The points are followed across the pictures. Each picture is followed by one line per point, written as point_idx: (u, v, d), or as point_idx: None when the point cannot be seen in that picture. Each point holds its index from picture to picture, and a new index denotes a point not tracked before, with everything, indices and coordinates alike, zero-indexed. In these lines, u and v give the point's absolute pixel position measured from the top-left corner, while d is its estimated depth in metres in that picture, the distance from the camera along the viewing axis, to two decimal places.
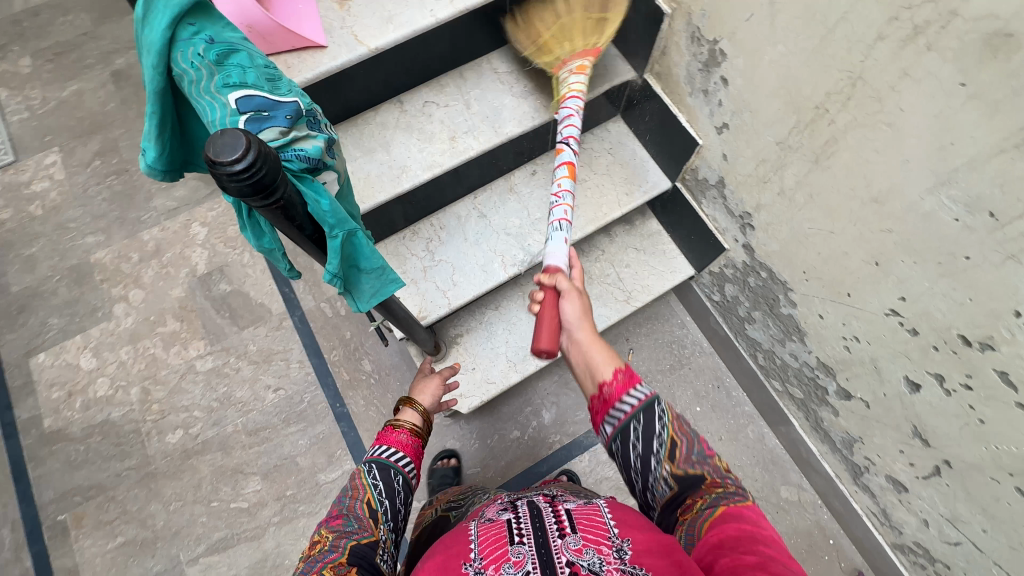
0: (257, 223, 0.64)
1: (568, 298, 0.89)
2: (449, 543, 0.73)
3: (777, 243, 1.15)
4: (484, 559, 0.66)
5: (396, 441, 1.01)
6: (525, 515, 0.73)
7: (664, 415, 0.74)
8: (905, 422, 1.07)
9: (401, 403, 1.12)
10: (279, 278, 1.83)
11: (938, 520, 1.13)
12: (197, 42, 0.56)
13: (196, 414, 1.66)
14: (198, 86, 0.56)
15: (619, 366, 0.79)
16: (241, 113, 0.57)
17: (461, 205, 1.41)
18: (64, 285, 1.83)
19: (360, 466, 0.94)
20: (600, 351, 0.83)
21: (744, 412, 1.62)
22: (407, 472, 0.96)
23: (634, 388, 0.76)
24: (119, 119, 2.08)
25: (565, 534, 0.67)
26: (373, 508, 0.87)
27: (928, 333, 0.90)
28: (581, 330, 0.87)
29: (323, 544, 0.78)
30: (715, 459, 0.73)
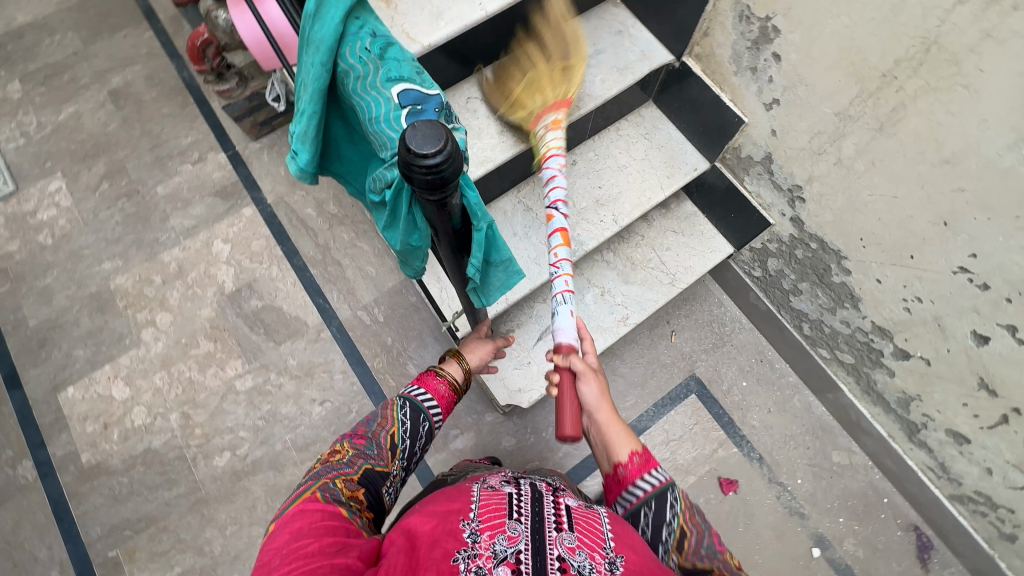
0: (409, 219, 0.64)
1: (589, 379, 0.88)
2: (449, 496, 0.73)
3: (831, 213, 1.19)
4: (481, 522, 0.67)
5: (434, 388, 0.99)
6: (527, 496, 0.73)
7: (676, 504, 0.78)
8: (970, 375, 1.10)
9: (448, 355, 1.09)
10: (311, 289, 1.80)
11: (1003, 467, 1.18)
12: (364, 40, 0.65)
13: (242, 434, 1.62)
14: (365, 80, 0.64)
15: (636, 450, 0.82)
16: (401, 106, 0.64)
17: (506, 200, 1.41)
18: (85, 315, 1.77)
19: (394, 398, 0.94)
20: (617, 433, 0.84)
21: (789, 383, 1.66)
22: (433, 420, 0.96)
23: (650, 471, 0.80)
24: (123, 139, 2.00)
25: (562, 530, 0.67)
26: (395, 442, 0.89)
27: (1001, 286, 0.94)
28: (602, 412, 0.86)
29: (341, 456, 0.82)
30: (725, 555, 0.76)
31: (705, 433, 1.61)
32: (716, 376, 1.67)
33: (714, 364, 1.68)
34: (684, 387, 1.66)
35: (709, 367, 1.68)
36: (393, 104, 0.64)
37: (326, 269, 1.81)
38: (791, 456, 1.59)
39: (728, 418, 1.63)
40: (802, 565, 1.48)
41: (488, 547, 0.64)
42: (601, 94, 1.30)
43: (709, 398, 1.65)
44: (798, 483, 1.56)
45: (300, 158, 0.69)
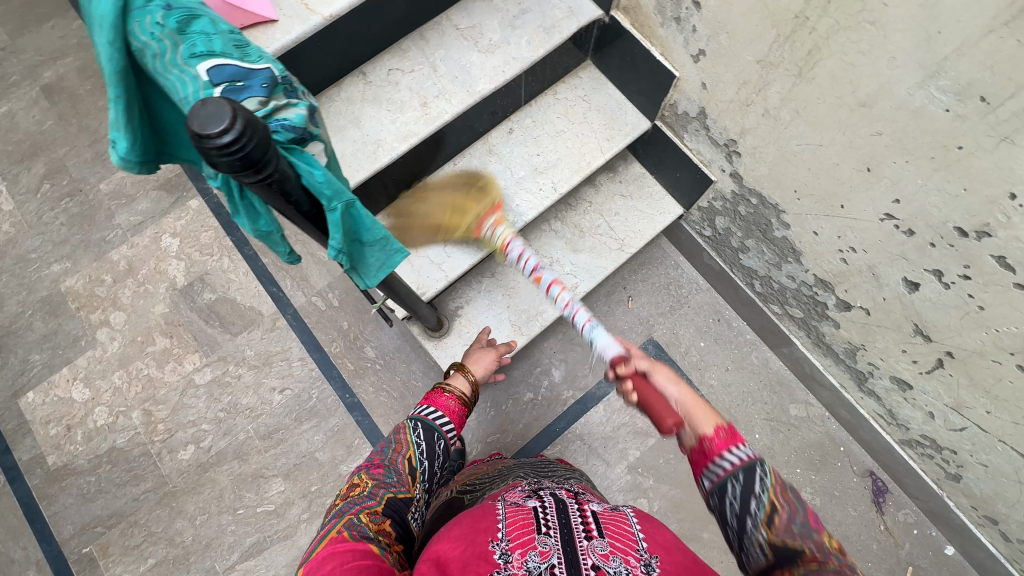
0: (251, 204, 0.63)
1: (659, 372, 0.89)
2: (476, 516, 0.72)
3: (765, 167, 1.15)
4: (512, 540, 0.65)
5: (444, 405, 1.04)
6: (552, 506, 0.73)
7: (767, 480, 0.67)
8: (906, 322, 1.10)
9: (453, 369, 1.15)
10: (264, 278, 1.77)
11: (943, 410, 1.18)
12: (154, 11, 0.58)
13: (205, 427, 1.63)
14: (163, 58, 0.58)
15: (721, 424, 0.73)
16: (212, 85, 0.59)
17: (442, 174, 1.37)
18: (38, 319, 1.75)
19: (405, 422, 0.97)
20: (700, 412, 0.77)
21: (747, 340, 1.65)
22: (448, 437, 0.99)
23: (736, 446, 0.70)
24: (60, 137, 1.94)
25: (592, 536, 0.66)
26: (413, 466, 0.90)
27: (925, 231, 0.92)
28: (682, 394, 0.82)
29: (362, 489, 0.81)
30: (825, 536, 0.63)
31: None
32: (674, 339, 1.66)
33: (672, 327, 1.67)
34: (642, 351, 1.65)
35: (667, 330, 1.67)
36: (203, 82, 0.59)
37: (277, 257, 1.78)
38: (749, 412, 1.60)
39: (687, 379, 1.63)
40: None
41: (521, 564, 0.62)
42: (528, 56, 1.24)
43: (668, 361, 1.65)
44: (756, 438, 1.58)
45: (120, 148, 0.65)
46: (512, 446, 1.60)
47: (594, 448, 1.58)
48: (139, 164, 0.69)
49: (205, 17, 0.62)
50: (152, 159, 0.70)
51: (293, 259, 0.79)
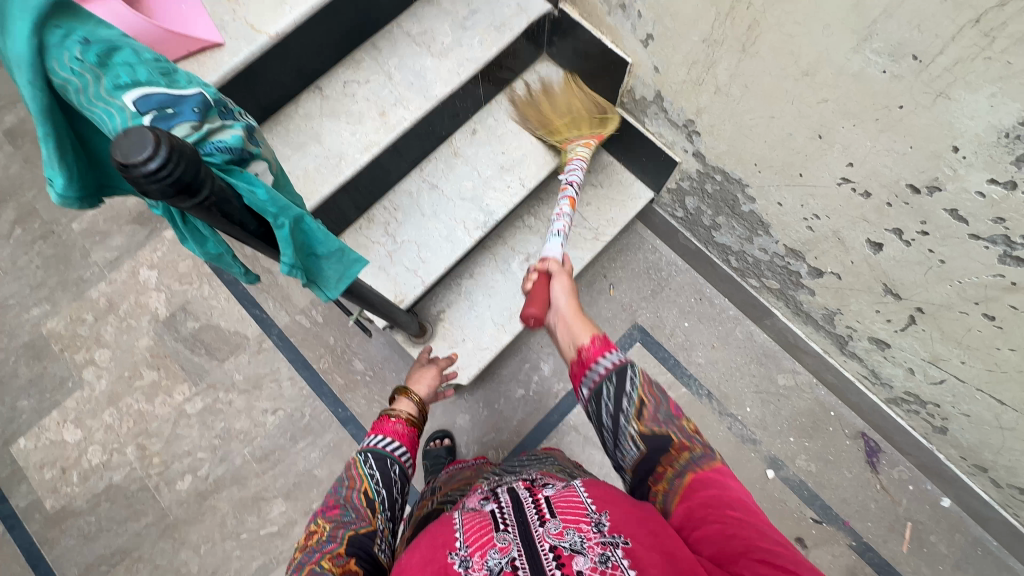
0: (196, 228, 0.64)
1: (558, 281, 1.03)
2: (433, 533, 0.74)
3: (725, 143, 1.16)
4: (469, 546, 0.69)
5: (392, 431, 1.03)
6: (506, 503, 0.76)
7: (635, 378, 0.82)
8: (875, 283, 1.11)
9: (397, 395, 1.15)
10: (246, 301, 1.77)
11: (921, 365, 1.20)
12: (72, 45, 0.57)
13: (201, 455, 1.63)
14: (87, 93, 0.58)
15: (596, 334, 0.89)
16: (142, 114, 0.61)
17: (410, 180, 1.37)
18: (22, 364, 1.73)
19: (356, 455, 0.95)
20: (578, 323, 0.92)
21: (730, 316, 1.67)
22: (403, 461, 0.98)
23: (608, 352, 0.85)
24: (27, 180, 1.92)
25: (546, 520, 0.70)
26: (371, 497, 0.88)
27: (880, 191, 0.93)
28: (565, 306, 0.97)
29: (320, 534, 0.80)
30: (683, 421, 0.79)
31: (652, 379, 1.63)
32: (658, 322, 1.68)
33: (655, 311, 1.69)
34: (628, 337, 1.67)
35: (650, 314, 1.68)
36: (132, 112, 0.61)
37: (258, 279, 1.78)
38: (738, 387, 1.62)
39: (674, 359, 1.65)
40: (758, 488, 1.54)
41: (481, 565, 0.66)
42: (481, 56, 1.25)
43: (654, 344, 1.66)
44: (747, 411, 1.60)
45: (57, 186, 0.66)
46: (509, 444, 1.60)
47: (590, 437, 1.59)
48: (77, 201, 0.69)
49: (128, 48, 0.62)
50: (89, 195, 0.70)
51: (250, 280, 0.81)
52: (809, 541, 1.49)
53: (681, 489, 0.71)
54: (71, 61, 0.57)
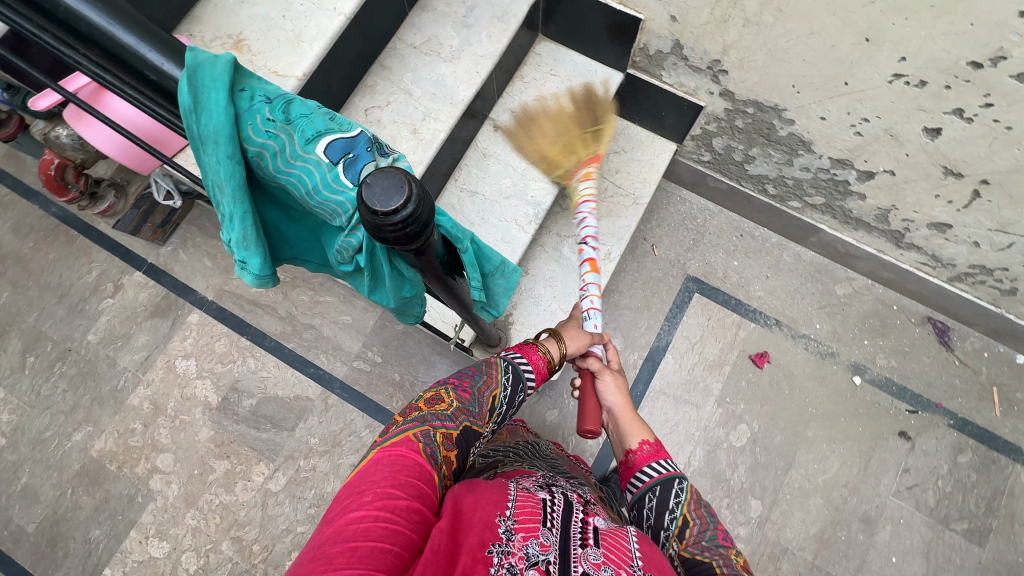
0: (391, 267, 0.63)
1: (607, 377, 0.96)
2: (489, 484, 0.67)
3: (757, 74, 1.18)
4: (517, 522, 0.61)
5: (535, 363, 0.91)
6: (559, 502, 0.67)
7: (682, 493, 0.79)
8: (935, 168, 1.14)
9: (546, 333, 0.97)
10: (297, 363, 1.70)
11: (986, 235, 1.25)
12: (261, 108, 0.58)
13: (301, 529, 1.57)
14: (284, 154, 0.59)
15: (646, 440, 0.87)
16: (334, 163, 0.60)
17: (448, 193, 1.34)
18: (83, 494, 1.63)
19: (498, 356, 0.88)
20: (630, 424, 0.90)
21: (774, 244, 1.69)
22: (527, 391, 0.89)
23: (657, 460, 0.84)
24: (23, 304, 1.79)
25: (588, 545, 0.61)
26: (495, 404, 0.84)
27: (937, 77, 0.96)
28: (618, 406, 0.93)
29: (445, 405, 0.78)
30: (732, 553, 0.74)
31: (720, 323, 1.65)
32: (709, 268, 1.69)
33: (703, 258, 1.70)
34: (685, 290, 1.67)
35: (699, 262, 1.69)
36: (325, 164, 0.60)
37: (302, 337, 1.72)
38: (802, 308, 1.65)
39: (735, 300, 1.66)
40: (850, 397, 1.57)
41: (521, 549, 0.58)
42: (493, 49, 1.23)
43: (711, 290, 1.67)
44: (818, 328, 1.63)
45: (253, 265, 0.64)
46: None
47: (679, 396, 1.59)
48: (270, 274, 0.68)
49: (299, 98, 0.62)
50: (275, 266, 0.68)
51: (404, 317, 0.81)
52: (912, 432, 1.54)
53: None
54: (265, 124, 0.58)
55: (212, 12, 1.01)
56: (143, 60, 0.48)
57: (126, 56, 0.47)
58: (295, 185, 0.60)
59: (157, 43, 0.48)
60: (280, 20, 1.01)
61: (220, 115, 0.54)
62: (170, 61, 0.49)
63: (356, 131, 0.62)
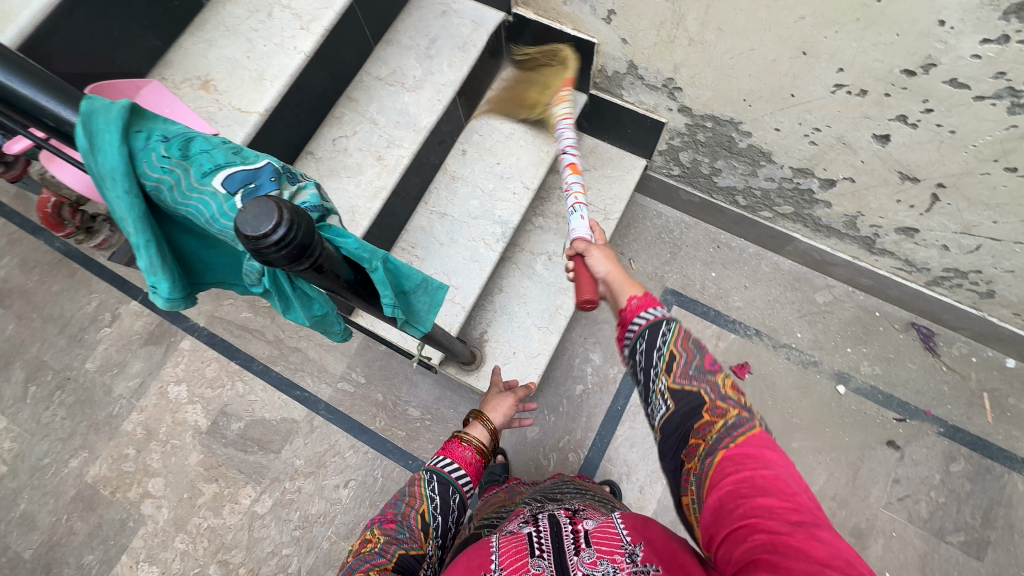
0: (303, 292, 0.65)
1: (596, 252, 0.97)
2: (471, 555, 0.76)
3: (708, 89, 1.21)
4: (505, 569, 0.70)
5: (461, 457, 0.99)
6: (546, 527, 0.76)
7: (669, 335, 0.74)
8: (891, 173, 1.15)
9: (471, 417, 1.10)
10: (284, 385, 1.74)
11: (953, 238, 1.24)
12: (157, 146, 0.63)
13: (287, 551, 1.58)
14: (181, 187, 0.63)
15: (635, 295, 0.82)
16: (232, 194, 0.64)
17: (419, 216, 1.38)
18: (77, 519, 1.67)
19: (423, 473, 0.94)
20: (620, 284, 0.88)
21: (751, 254, 1.70)
22: (465, 489, 0.96)
23: (650, 308, 0.78)
24: (27, 335, 1.87)
25: (581, 550, 0.70)
26: (426, 521, 0.88)
27: (875, 85, 0.98)
28: (608, 271, 0.93)
29: (374, 544, 0.82)
30: (718, 376, 0.70)
31: (700, 335, 1.64)
32: (687, 280, 1.69)
33: (680, 270, 1.70)
34: (663, 303, 1.68)
35: (677, 275, 1.70)
36: (222, 195, 0.64)
37: (288, 360, 1.76)
38: (782, 317, 1.64)
39: (714, 311, 1.66)
40: (835, 406, 1.55)
41: None
42: (454, 78, 1.28)
43: (690, 302, 1.67)
44: (799, 337, 1.62)
45: (163, 291, 0.67)
46: (585, 442, 1.58)
47: None
48: (184, 300, 0.71)
49: (199, 137, 0.67)
50: (188, 292, 0.72)
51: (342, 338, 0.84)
52: (901, 441, 1.50)
53: (709, 470, 0.62)
54: (162, 161, 0.63)
55: (183, 56, 1.08)
56: (43, 109, 0.55)
57: (26, 106, 0.54)
58: (195, 215, 0.64)
59: (56, 92, 0.55)
60: (245, 61, 1.07)
61: (114, 154, 0.59)
62: (66, 107, 0.55)
63: (258, 164, 0.67)
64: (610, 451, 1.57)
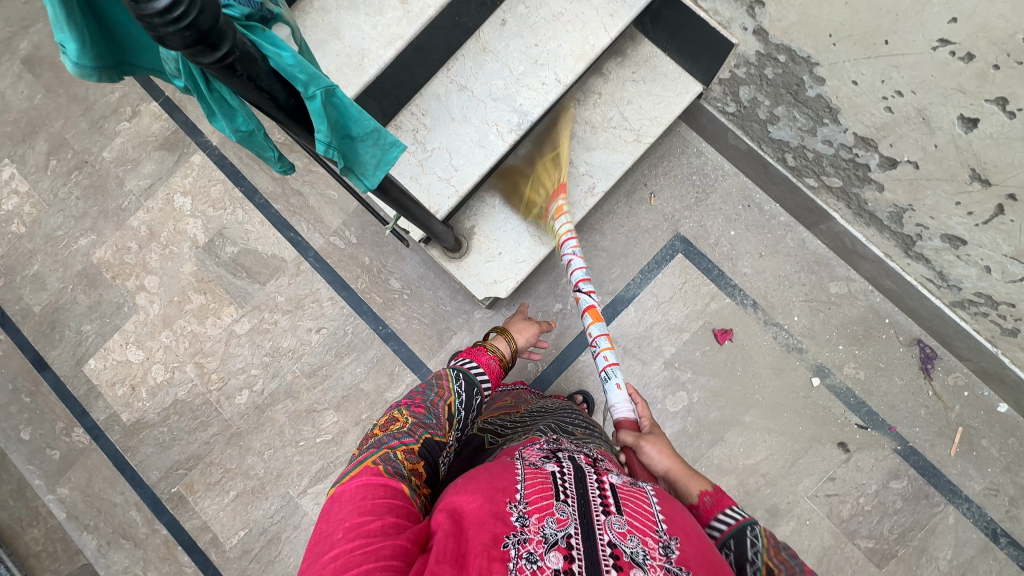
0: (228, 102, 0.66)
1: (645, 442, 0.84)
2: (491, 472, 0.63)
3: (795, 12, 1.03)
4: (529, 505, 0.58)
5: (485, 363, 0.99)
6: (571, 471, 0.64)
7: (758, 542, 0.66)
8: (961, 168, 1.00)
9: (496, 332, 1.15)
10: (280, 224, 1.77)
11: (1000, 262, 1.11)
12: None
13: (254, 372, 1.72)
14: None
15: (706, 489, 0.74)
16: None
17: (437, 82, 1.27)
18: (81, 292, 1.82)
19: (450, 371, 0.92)
20: (686, 477, 0.77)
21: (781, 223, 1.55)
22: (484, 392, 0.94)
23: (726, 509, 0.71)
24: (53, 108, 1.90)
25: (611, 512, 0.59)
26: (451, 412, 0.86)
27: (987, 52, 0.83)
28: (672, 467, 0.79)
29: (401, 425, 0.78)
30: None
31: (695, 290, 1.57)
32: (702, 232, 1.58)
33: (699, 220, 1.58)
34: (670, 248, 1.59)
35: (694, 224, 1.58)
36: None
37: (288, 202, 1.77)
38: (787, 296, 1.54)
39: (718, 271, 1.57)
40: (802, 396, 1.52)
41: (538, 531, 0.56)
42: None
43: (697, 254, 1.58)
44: (794, 320, 1.54)
45: (73, 53, 0.66)
46: (548, 357, 1.60)
47: (628, 349, 1.57)
48: (98, 71, 0.69)
49: None
50: (111, 65, 0.70)
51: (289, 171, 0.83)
52: (852, 446, 1.49)
53: None
54: None
55: None
56: None
57: None
58: None
59: None
60: None
61: None
62: None
63: None
64: (568, 372, 1.59)
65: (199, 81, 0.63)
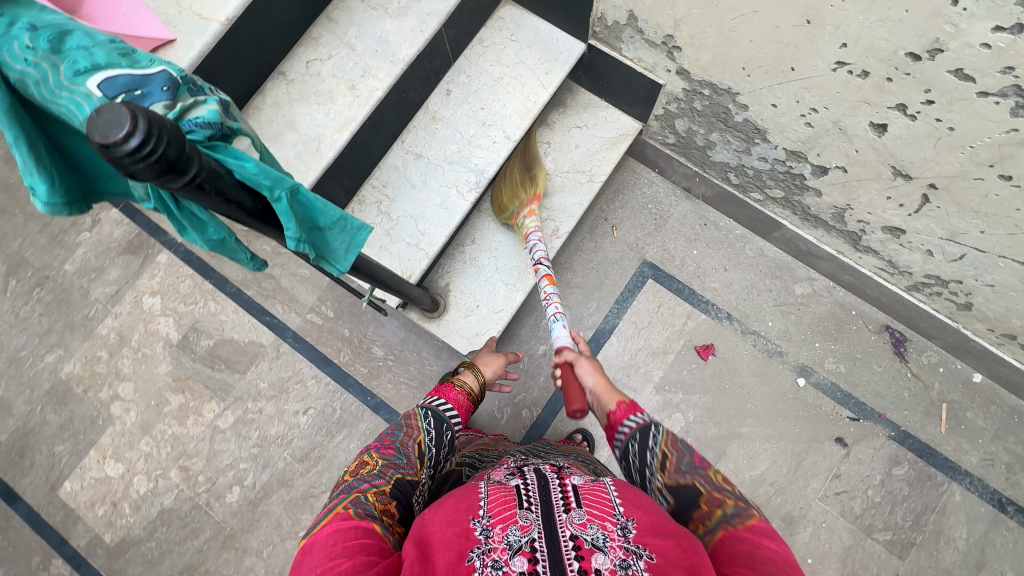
0: (197, 217, 0.68)
1: (582, 362, 1.00)
2: (457, 495, 0.68)
3: (708, 53, 1.14)
4: (492, 517, 0.63)
5: (454, 399, 0.96)
6: (535, 481, 0.69)
7: (658, 434, 0.79)
8: (884, 167, 1.10)
9: (464, 367, 1.09)
10: (255, 309, 1.76)
11: (939, 244, 1.20)
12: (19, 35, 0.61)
13: (243, 466, 1.65)
14: (49, 84, 0.61)
15: (622, 400, 0.88)
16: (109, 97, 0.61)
17: (393, 154, 1.34)
18: (50, 411, 1.75)
19: (419, 409, 0.90)
20: (607, 394, 0.91)
21: (738, 236, 1.64)
22: (455, 427, 0.92)
23: (634, 413, 0.84)
24: (9, 229, 1.88)
25: (571, 508, 0.63)
26: (422, 451, 0.84)
27: (878, 67, 0.93)
28: (595, 383, 0.94)
29: (371, 467, 0.77)
30: (710, 471, 0.74)
31: (670, 312, 1.62)
32: (667, 255, 1.64)
33: (662, 245, 1.65)
34: (639, 275, 1.64)
35: (658, 249, 1.65)
36: (98, 97, 0.61)
37: (261, 287, 1.77)
38: (758, 304, 1.60)
39: (689, 289, 1.63)
40: (792, 398, 1.55)
41: (501, 539, 0.60)
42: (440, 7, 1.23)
43: (667, 277, 1.64)
44: (769, 325, 1.59)
45: (42, 193, 0.67)
46: (541, 400, 1.60)
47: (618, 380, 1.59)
48: (67, 206, 0.71)
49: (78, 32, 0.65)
50: (77, 198, 0.72)
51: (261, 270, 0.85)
52: (849, 439, 1.51)
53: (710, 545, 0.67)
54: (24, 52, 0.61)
55: None
56: None
57: None
58: (67, 115, 0.61)
59: None
60: None
61: None
62: None
63: (151, 71, 0.64)
64: (563, 411, 1.59)
65: (167, 200, 0.66)
